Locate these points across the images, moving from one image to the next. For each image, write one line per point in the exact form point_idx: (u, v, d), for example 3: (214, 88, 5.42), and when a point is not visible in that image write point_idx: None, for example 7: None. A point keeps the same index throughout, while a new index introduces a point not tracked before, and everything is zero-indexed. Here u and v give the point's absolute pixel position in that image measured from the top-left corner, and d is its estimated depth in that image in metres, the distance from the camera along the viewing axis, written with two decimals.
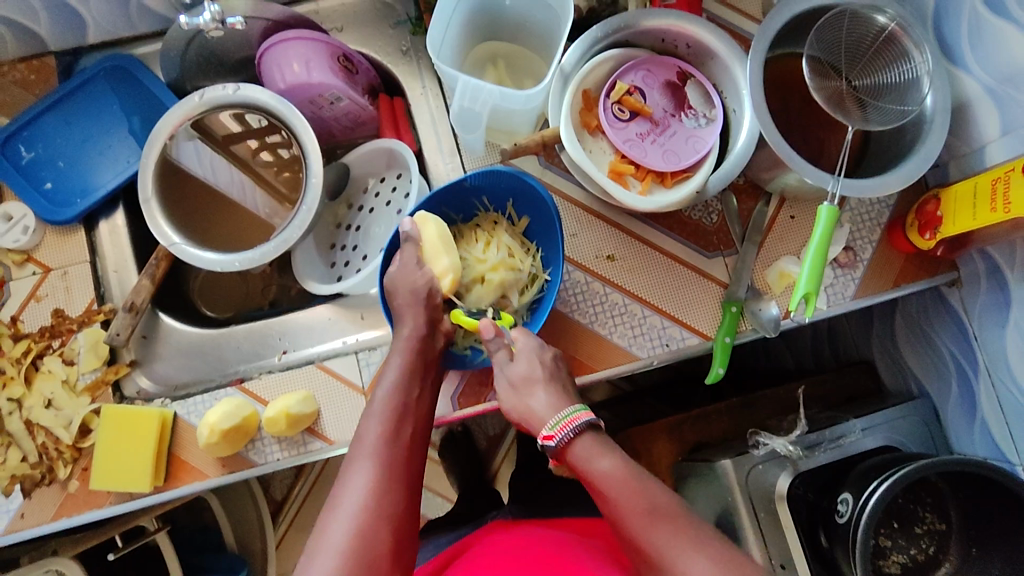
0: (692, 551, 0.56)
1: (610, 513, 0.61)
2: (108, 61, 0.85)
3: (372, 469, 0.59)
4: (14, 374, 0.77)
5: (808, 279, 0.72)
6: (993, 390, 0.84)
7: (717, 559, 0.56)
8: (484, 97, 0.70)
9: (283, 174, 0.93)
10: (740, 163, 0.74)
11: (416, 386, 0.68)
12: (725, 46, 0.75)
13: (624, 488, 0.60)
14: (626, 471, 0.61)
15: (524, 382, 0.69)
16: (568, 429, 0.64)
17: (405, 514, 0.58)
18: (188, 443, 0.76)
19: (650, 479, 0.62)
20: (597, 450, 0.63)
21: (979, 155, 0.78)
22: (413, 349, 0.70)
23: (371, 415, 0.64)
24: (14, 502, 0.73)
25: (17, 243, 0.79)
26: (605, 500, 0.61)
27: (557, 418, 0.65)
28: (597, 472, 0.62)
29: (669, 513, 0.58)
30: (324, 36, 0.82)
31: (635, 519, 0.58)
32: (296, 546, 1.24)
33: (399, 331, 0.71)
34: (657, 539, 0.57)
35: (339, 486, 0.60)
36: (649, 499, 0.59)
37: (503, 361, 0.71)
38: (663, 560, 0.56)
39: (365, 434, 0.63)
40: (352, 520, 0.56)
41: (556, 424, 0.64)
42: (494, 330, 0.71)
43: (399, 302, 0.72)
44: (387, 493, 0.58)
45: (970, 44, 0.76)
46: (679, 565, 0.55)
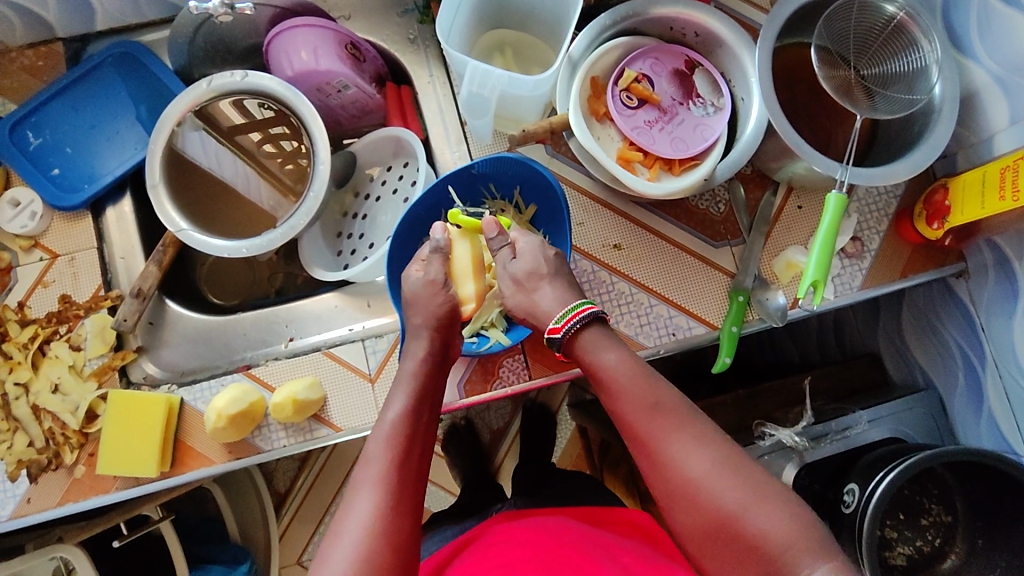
0: (690, 440, 0.57)
1: (613, 402, 0.61)
2: (116, 48, 0.85)
3: (377, 496, 0.59)
4: (21, 359, 0.77)
5: (817, 267, 0.72)
6: (1000, 381, 0.84)
7: (716, 453, 0.56)
8: (493, 83, 0.70)
9: (286, 166, 0.92)
10: (749, 150, 0.73)
11: (426, 409, 0.67)
12: (734, 34, 0.75)
13: (631, 381, 0.60)
14: (634, 366, 0.62)
15: (527, 279, 0.68)
16: (576, 321, 0.64)
17: (409, 543, 0.58)
18: (194, 429, 0.76)
19: (655, 375, 0.62)
20: (604, 342, 0.64)
21: (987, 145, 0.78)
22: (424, 372, 0.69)
23: (377, 437, 0.64)
24: (21, 486, 0.74)
25: (25, 229, 0.79)
26: (609, 392, 0.62)
27: (564, 311, 0.65)
28: (603, 365, 0.62)
29: (672, 409, 0.59)
30: (332, 23, 0.82)
31: (637, 411, 0.59)
32: (299, 538, 1.24)
33: (411, 354, 0.70)
34: (657, 428, 0.58)
35: (345, 511, 0.59)
36: (655, 393, 0.60)
37: (506, 258, 0.71)
38: (661, 447, 0.57)
39: (371, 456, 0.62)
40: (356, 549, 0.56)
41: (562, 316, 0.64)
42: (497, 228, 0.71)
43: (416, 320, 0.72)
44: (392, 521, 0.58)
45: (979, 33, 0.76)
46: (678, 452, 0.57)
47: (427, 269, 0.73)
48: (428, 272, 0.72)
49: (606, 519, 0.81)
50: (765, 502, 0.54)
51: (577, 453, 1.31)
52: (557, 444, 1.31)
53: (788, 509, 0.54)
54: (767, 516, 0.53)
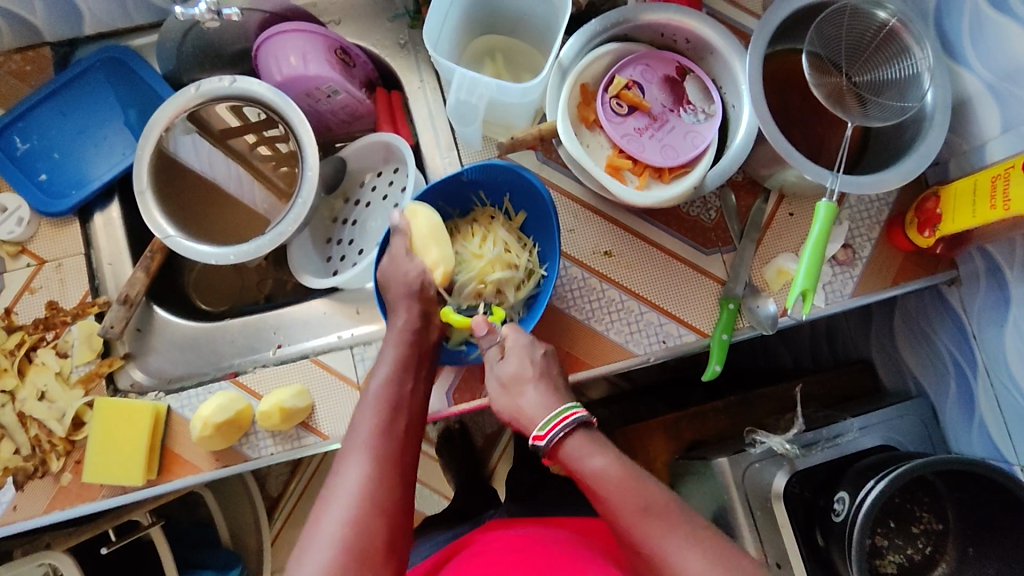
0: (684, 541, 0.57)
1: (602, 508, 0.61)
2: (104, 52, 0.85)
3: (366, 461, 0.60)
4: (8, 365, 0.76)
5: (805, 276, 0.71)
6: (992, 389, 0.83)
7: (710, 554, 0.56)
8: (481, 90, 0.70)
9: (280, 169, 0.92)
10: (739, 158, 0.73)
11: (409, 378, 0.68)
12: (724, 41, 0.75)
13: (618, 485, 0.61)
14: (620, 468, 0.62)
15: (513, 381, 0.69)
16: (560, 426, 0.65)
17: (398, 506, 0.59)
18: (181, 437, 0.75)
19: (643, 475, 0.62)
20: (588, 448, 0.64)
21: (979, 152, 0.78)
22: (407, 343, 0.70)
23: (365, 406, 0.65)
24: (7, 494, 0.73)
25: (12, 234, 0.78)
26: (597, 497, 0.62)
27: (548, 417, 0.66)
28: (589, 468, 0.63)
29: (661, 510, 0.59)
30: (321, 29, 0.81)
31: (626, 515, 0.59)
32: (291, 542, 1.24)
33: (392, 323, 0.71)
34: (649, 532, 0.58)
35: (334, 477, 0.60)
36: (642, 495, 0.60)
37: (494, 359, 0.72)
38: (656, 551, 0.57)
39: (358, 425, 0.64)
40: (346, 512, 0.57)
41: (545, 424, 0.65)
42: (487, 327, 0.71)
43: (391, 295, 0.72)
44: (380, 484, 0.59)
45: (971, 41, 0.76)
46: (673, 557, 0.57)
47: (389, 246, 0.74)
48: (391, 249, 0.74)
49: (594, 526, 0.80)
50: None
51: None
52: None
53: None
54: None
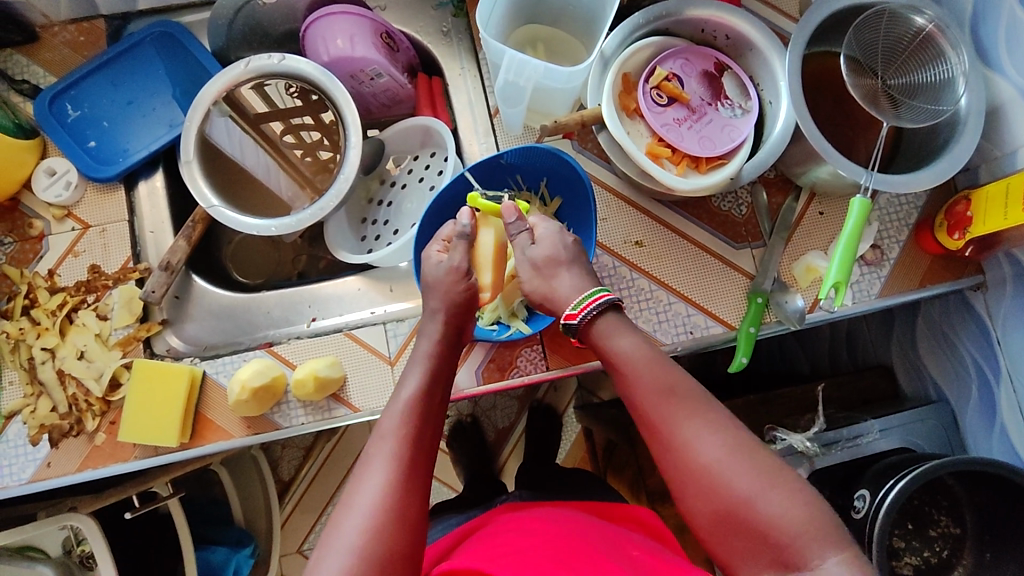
0: (703, 426, 0.58)
1: (626, 387, 0.62)
2: (156, 27, 0.87)
3: (388, 470, 0.59)
4: (49, 325, 0.78)
5: (839, 269, 0.73)
6: (1014, 395, 0.84)
7: (727, 437, 0.57)
8: (529, 73, 0.71)
9: (306, 158, 0.95)
10: (777, 151, 0.74)
11: (439, 391, 0.67)
12: (764, 39, 0.76)
13: (645, 367, 0.61)
14: (649, 353, 0.62)
15: (546, 264, 0.69)
16: (592, 307, 0.65)
17: (419, 518, 0.58)
18: (214, 403, 0.77)
19: (671, 363, 0.63)
20: (619, 328, 0.65)
21: (1011, 158, 0.79)
22: (437, 355, 0.69)
23: (391, 414, 0.64)
24: (41, 450, 0.75)
25: (59, 198, 0.80)
26: (624, 377, 0.62)
27: (580, 297, 0.66)
28: (618, 350, 0.63)
29: (685, 394, 0.60)
30: (369, 12, 0.84)
31: (650, 394, 0.60)
32: (302, 525, 1.25)
33: (426, 335, 0.70)
34: (672, 414, 0.59)
35: (355, 484, 0.59)
36: (669, 378, 0.60)
37: (525, 243, 0.71)
38: (674, 431, 0.58)
39: (383, 432, 0.63)
40: (366, 520, 0.56)
41: (579, 303, 0.65)
42: (515, 213, 0.72)
43: (432, 305, 0.71)
44: (402, 494, 0.58)
45: (1007, 48, 0.77)
46: (690, 440, 0.57)
47: (451, 256, 0.73)
48: (452, 260, 0.73)
49: (610, 511, 0.80)
50: (777, 487, 0.55)
51: (581, 455, 1.31)
52: (561, 445, 1.31)
53: (802, 496, 0.54)
54: (779, 502, 0.54)
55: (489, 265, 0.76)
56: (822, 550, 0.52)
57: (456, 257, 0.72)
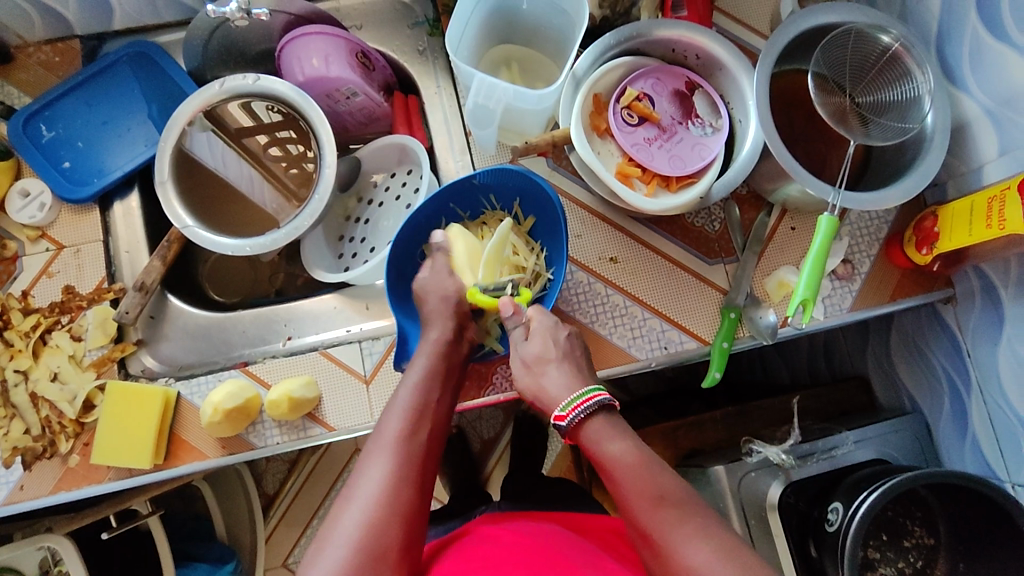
0: (691, 530, 0.58)
1: (616, 490, 0.63)
2: (132, 47, 0.88)
3: (387, 464, 0.61)
4: (22, 347, 0.78)
5: (806, 286, 0.74)
6: (984, 407, 0.85)
7: (716, 544, 0.57)
8: (499, 95, 0.72)
9: (292, 170, 0.95)
10: (745, 170, 0.75)
11: (442, 388, 0.69)
12: (733, 59, 0.77)
13: (634, 471, 0.62)
14: (639, 458, 0.63)
15: (536, 362, 0.71)
16: (580, 409, 0.66)
17: (415, 511, 0.60)
18: (189, 423, 0.77)
19: (660, 465, 0.63)
20: (608, 432, 0.65)
21: (977, 175, 0.80)
22: (442, 353, 0.71)
23: (392, 413, 0.66)
24: (14, 473, 0.74)
25: (33, 219, 0.80)
26: (614, 482, 0.63)
27: (570, 398, 0.67)
28: (608, 453, 0.64)
29: (674, 498, 0.60)
30: (343, 32, 0.84)
31: (639, 500, 0.61)
32: (285, 540, 1.24)
33: (429, 335, 0.73)
34: (659, 521, 0.59)
35: (355, 480, 0.62)
36: (657, 484, 0.61)
37: (518, 339, 0.73)
38: (662, 537, 0.58)
39: (385, 430, 0.65)
40: (366, 512, 0.58)
41: (568, 404, 0.67)
42: (513, 308, 0.73)
43: (429, 306, 0.75)
44: (400, 490, 0.60)
45: (970, 67, 0.78)
46: (678, 547, 0.57)
47: None
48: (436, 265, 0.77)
49: (586, 522, 0.80)
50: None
51: (566, 465, 1.31)
52: (546, 456, 1.31)
53: None
54: None
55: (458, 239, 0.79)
56: None
57: (437, 264, 0.77)
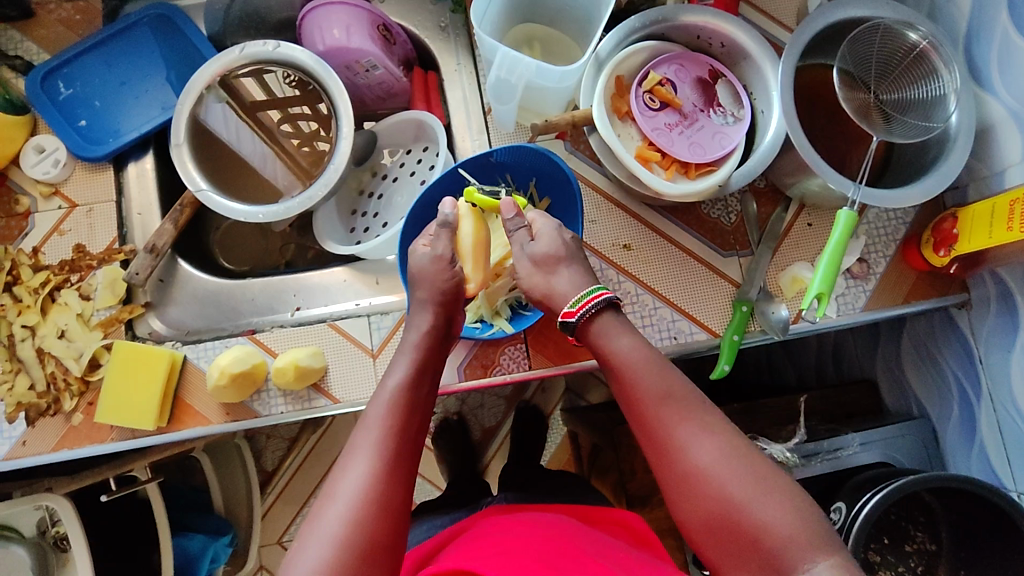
0: (698, 428, 0.58)
1: (623, 389, 0.63)
2: (153, 9, 0.87)
3: (372, 459, 0.58)
4: (31, 302, 0.78)
5: (822, 280, 0.73)
6: (994, 415, 0.84)
7: (723, 442, 0.57)
8: (521, 70, 0.72)
9: (303, 149, 0.94)
10: (766, 160, 0.75)
11: (426, 382, 0.67)
12: (759, 47, 0.77)
13: (644, 368, 0.62)
14: (647, 356, 0.63)
15: (546, 260, 0.70)
16: (591, 305, 0.65)
17: (403, 506, 0.58)
18: (194, 388, 0.77)
19: (669, 365, 0.63)
20: (618, 329, 0.65)
21: (999, 178, 0.79)
22: (426, 346, 0.69)
23: (377, 405, 0.63)
24: (18, 429, 0.74)
25: (47, 175, 0.80)
26: (623, 379, 0.63)
27: (580, 295, 0.66)
28: (616, 350, 0.64)
29: (680, 396, 0.60)
30: (366, 4, 0.84)
31: (646, 396, 0.61)
32: (281, 517, 1.24)
33: (415, 325, 0.70)
34: (667, 417, 0.59)
35: (338, 475, 0.59)
36: (666, 381, 0.61)
37: (524, 240, 0.72)
38: (670, 434, 0.59)
39: (369, 421, 0.62)
40: (351, 508, 0.56)
41: (578, 301, 0.66)
42: (514, 210, 0.74)
43: (421, 292, 0.72)
44: (386, 484, 0.58)
45: (999, 68, 0.77)
46: (685, 442, 0.58)
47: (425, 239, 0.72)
48: (436, 249, 0.72)
49: (593, 514, 0.79)
50: (771, 492, 0.55)
51: (566, 457, 1.31)
52: (546, 447, 1.31)
53: (792, 498, 0.55)
54: (770, 505, 0.54)
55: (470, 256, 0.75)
56: (810, 556, 0.52)
57: (439, 245, 0.72)
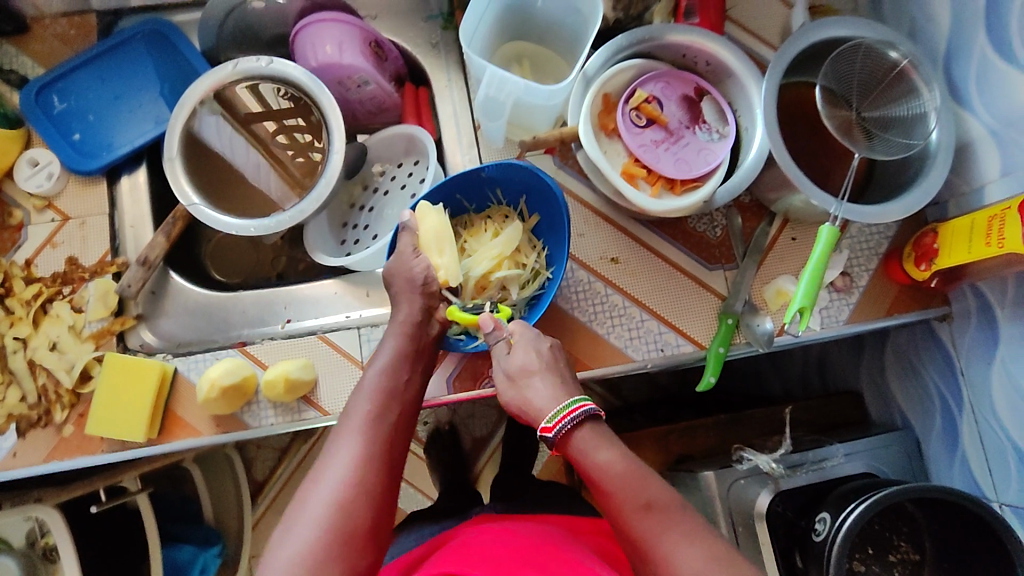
0: (683, 540, 0.58)
1: (606, 503, 0.61)
2: (148, 24, 0.88)
3: (357, 445, 0.60)
4: (23, 315, 0.78)
5: (805, 293, 0.75)
6: (975, 426, 0.85)
7: (708, 551, 0.57)
8: (510, 88, 0.73)
9: (297, 160, 0.95)
10: (750, 176, 0.76)
11: (408, 371, 0.69)
12: (743, 66, 0.78)
13: (624, 482, 0.60)
14: (628, 466, 0.61)
15: (520, 374, 0.69)
16: (570, 418, 0.64)
17: (386, 491, 0.59)
18: (185, 400, 0.77)
19: (648, 471, 0.62)
20: (596, 442, 0.63)
21: (978, 194, 0.81)
22: (409, 335, 0.71)
23: (361, 393, 0.65)
24: (8, 440, 0.75)
25: (40, 188, 0.81)
26: (603, 494, 0.61)
27: (556, 409, 0.65)
28: (597, 463, 0.62)
29: (664, 506, 0.60)
30: (358, 21, 0.85)
31: (630, 510, 0.59)
32: (272, 527, 1.24)
33: (397, 315, 0.72)
34: (652, 530, 0.58)
35: (323, 460, 0.60)
36: (646, 492, 0.60)
37: (502, 352, 0.71)
38: (655, 548, 0.58)
39: (354, 408, 0.64)
40: (335, 492, 0.57)
41: (555, 415, 0.64)
42: (492, 324, 0.72)
43: (406, 300, 0.72)
44: (371, 468, 0.59)
45: (977, 88, 0.79)
46: (672, 554, 0.57)
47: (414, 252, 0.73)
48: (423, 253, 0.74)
49: (580, 526, 0.79)
50: None
51: (557, 467, 1.32)
52: (537, 457, 1.31)
53: None
54: None
55: (434, 247, 0.75)
56: None
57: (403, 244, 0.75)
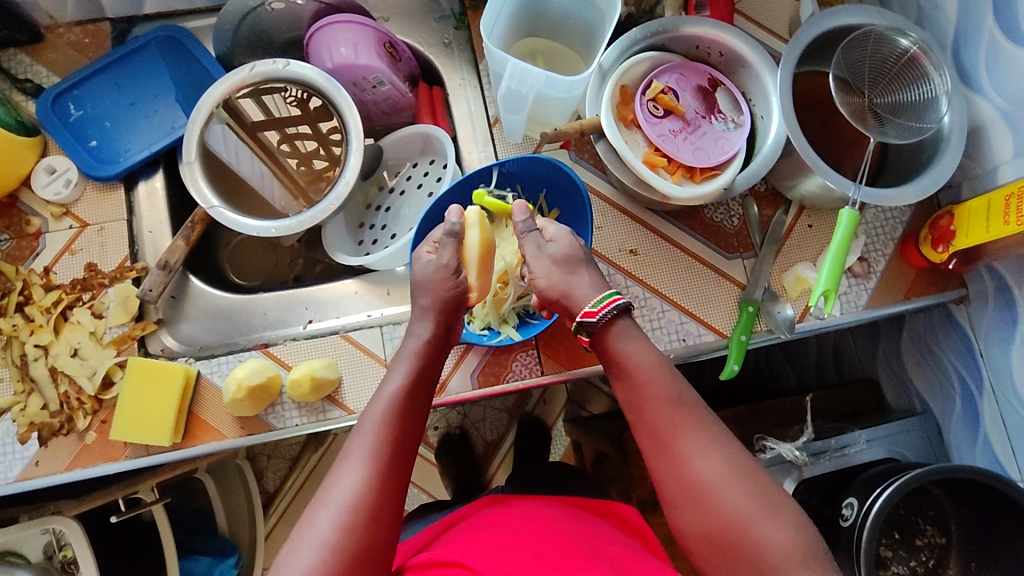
0: (707, 444, 0.59)
1: (635, 396, 0.63)
2: (163, 31, 0.88)
3: (365, 467, 0.58)
4: (43, 322, 0.78)
5: (828, 277, 0.75)
6: (997, 408, 0.86)
7: (729, 457, 0.58)
8: (531, 81, 0.74)
9: (301, 168, 0.94)
10: (768, 163, 0.77)
11: (422, 389, 0.66)
12: (758, 57, 0.79)
13: (657, 378, 0.62)
14: (660, 364, 0.63)
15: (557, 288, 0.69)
16: (610, 308, 0.64)
17: (393, 517, 0.58)
18: (209, 403, 0.77)
19: (680, 375, 0.63)
20: (632, 336, 0.65)
21: (991, 175, 0.82)
22: (425, 352, 0.68)
23: (373, 410, 0.63)
24: (30, 449, 0.74)
25: (58, 196, 0.81)
26: (636, 386, 0.63)
27: (601, 296, 0.65)
28: (632, 356, 0.63)
29: (692, 410, 0.61)
30: (372, 22, 0.85)
31: (660, 408, 0.61)
32: (287, 537, 1.23)
33: (416, 330, 0.70)
34: (679, 428, 0.59)
35: (331, 480, 0.59)
36: (677, 391, 0.61)
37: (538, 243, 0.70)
38: (678, 446, 0.59)
39: (365, 427, 0.62)
40: (341, 517, 0.55)
41: (598, 302, 0.65)
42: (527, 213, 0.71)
43: (422, 303, 0.71)
44: (378, 492, 0.58)
45: (987, 71, 0.80)
46: (696, 454, 0.58)
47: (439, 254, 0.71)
48: (440, 257, 0.71)
49: (592, 506, 0.79)
50: (772, 514, 0.55)
51: None
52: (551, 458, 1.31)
53: (791, 519, 0.56)
54: (775, 528, 0.54)
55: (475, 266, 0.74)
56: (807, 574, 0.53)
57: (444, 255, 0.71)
